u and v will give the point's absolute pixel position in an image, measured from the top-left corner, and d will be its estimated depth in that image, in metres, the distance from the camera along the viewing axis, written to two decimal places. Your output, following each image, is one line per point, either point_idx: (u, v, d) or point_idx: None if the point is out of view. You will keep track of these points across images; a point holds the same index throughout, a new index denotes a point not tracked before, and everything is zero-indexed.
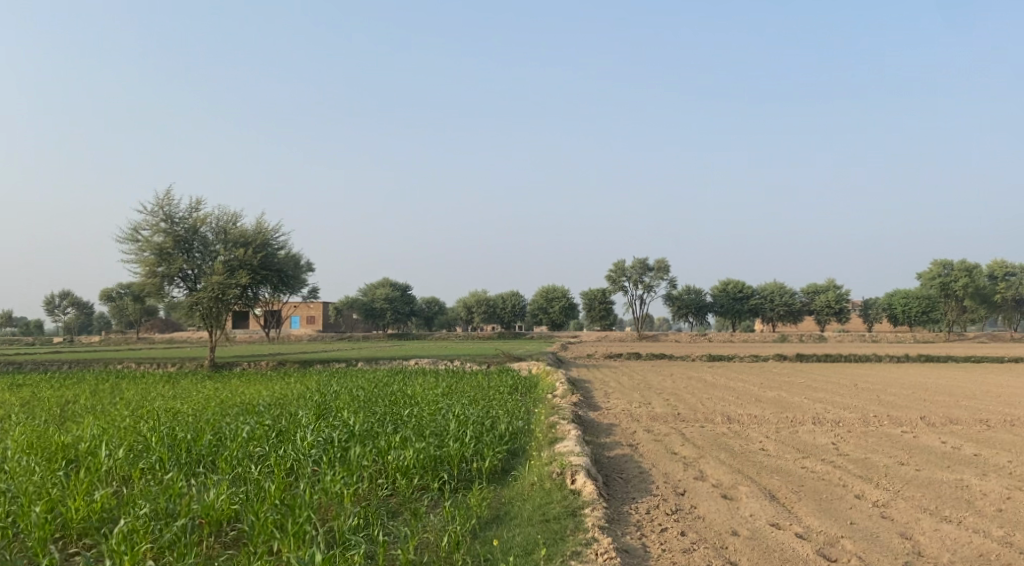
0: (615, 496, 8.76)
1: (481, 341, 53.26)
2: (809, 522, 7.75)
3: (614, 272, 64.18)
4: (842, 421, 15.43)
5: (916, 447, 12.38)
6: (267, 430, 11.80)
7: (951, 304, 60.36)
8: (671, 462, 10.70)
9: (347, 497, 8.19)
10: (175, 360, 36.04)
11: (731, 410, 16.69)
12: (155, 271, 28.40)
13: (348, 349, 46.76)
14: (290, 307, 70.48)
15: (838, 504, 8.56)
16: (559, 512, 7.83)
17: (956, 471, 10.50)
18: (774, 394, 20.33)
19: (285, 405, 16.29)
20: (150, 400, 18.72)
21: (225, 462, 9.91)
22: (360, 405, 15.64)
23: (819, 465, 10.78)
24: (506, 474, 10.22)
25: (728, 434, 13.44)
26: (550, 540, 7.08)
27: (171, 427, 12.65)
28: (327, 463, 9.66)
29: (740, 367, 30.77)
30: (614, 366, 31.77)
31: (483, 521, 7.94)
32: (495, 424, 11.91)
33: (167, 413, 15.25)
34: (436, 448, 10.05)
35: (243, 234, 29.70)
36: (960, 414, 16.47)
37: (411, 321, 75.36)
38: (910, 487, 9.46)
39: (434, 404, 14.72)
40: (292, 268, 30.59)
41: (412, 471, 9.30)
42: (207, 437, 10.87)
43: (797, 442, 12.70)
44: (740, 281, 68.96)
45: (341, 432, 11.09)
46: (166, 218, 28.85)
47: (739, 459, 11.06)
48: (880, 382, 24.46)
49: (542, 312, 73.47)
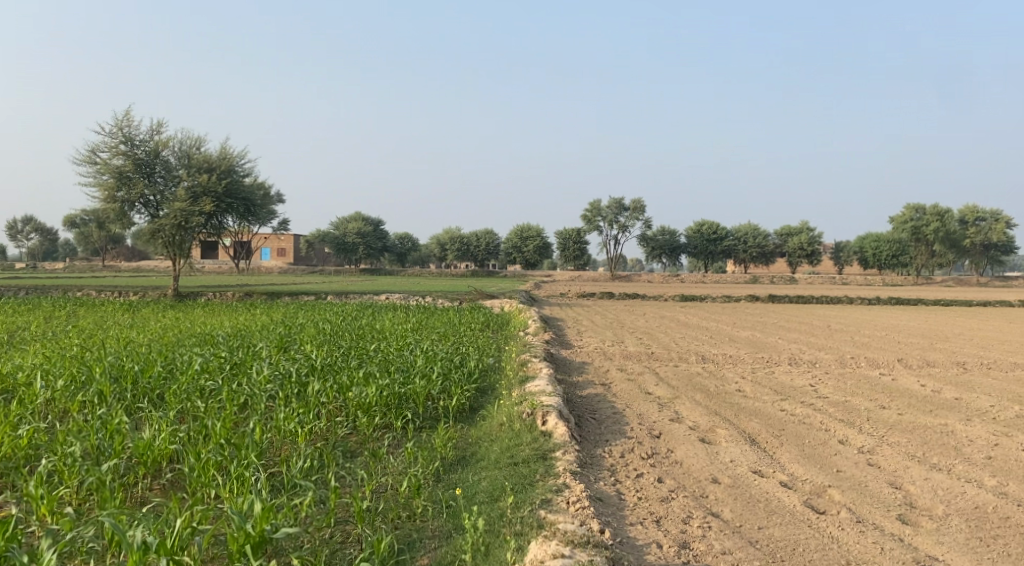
0: (588, 438, 8.25)
1: (453, 278, 52.71)
2: (794, 470, 7.32)
3: (589, 212, 63.42)
4: (818, 362, 15.14)
5: (896, 390, 12.06)
6: (222, 362, 11.16)
7: (921, 248, 60.78)
8: (646, 403, 10.20)
9: (302, 438, 7.56)
10: (138, 288, 35.10)
11: (706, 350, 16.33)
12: (115, 196, 27.13)
13: (317, 281, 45.96)
14: (260, 239, 69.14)
15: (822, 450, 8.15)
16: (529, 455, 7.28)
17: (939, 416, 10.16)
18: (748, 334, 20.07)
19: (245, 336, 15.57)
20: (105, 329, 17.89)
21: (174, 398, 9.24)
22: (325, 339, 15.02)
23: (799, 408, 10.37)
24: (473, 412, 9.67)
25: (703, 374, 13.04)
26: (518, 486, 6.53)
27: (120, 357, 11.92)
28: (283, 400, 9.02)
29: (712, 307, 30.62)
30: (587, 305, 31.38)
31: (447, 463, 7.41)
32: (465, 360, 11.36)
33: (121, 342, 14.48)
34: (400, 384, 9.44)
35: (207, 159, 28.46)
36: (936, 357, 16.31)
37: (383, 257, 74.37)
38: (894, 432, 9.07)
39: (402, 340, 14.13)
40: (258, 197, 29.51)
41: (373, 409, 8.71)
42: (156, 369, 10.18)
43: (774, 383, 12.31)
44: (713, 222, 68.25)
45: (301, 366, 10.46)
46: (127, 140, 27.46)
47: (716, 401, 10.60)
48: (853, 323, 24.36)
49: (516, 251, 72.67)
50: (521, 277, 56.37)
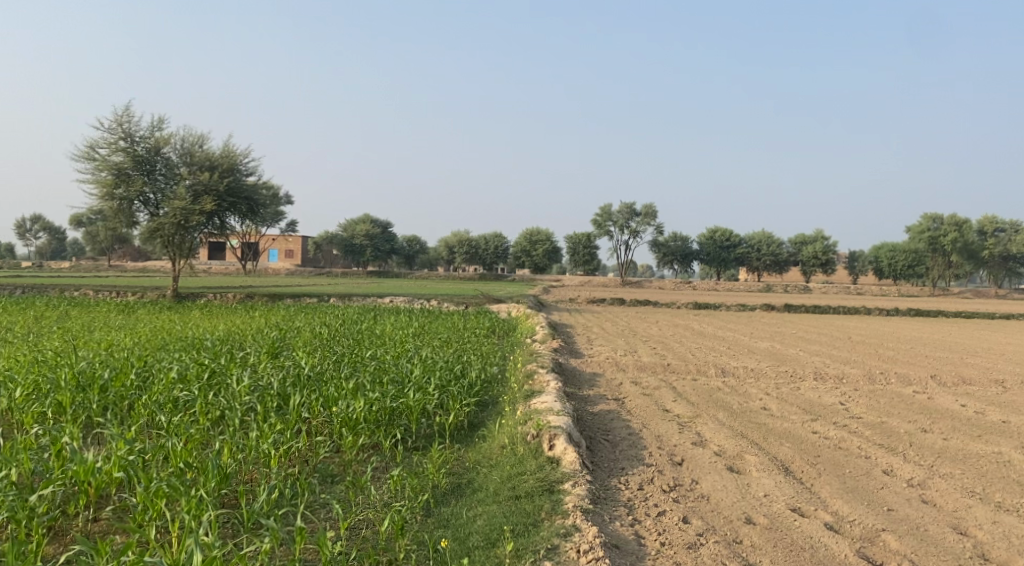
0: (600, 466, 7.28)
1: (461, 282, 51.90)
2: (838, 507, 6.35)
3: (600, 216, 62.44)
4: (845, 377, 14.13)
5: (935, 411, 11.05)
6: (201, 370, 10.23)
7: (938, 259, 59.46)
8: (663, 422, 9.24)
9: (276, 460, 6.65)
10: (138, 288, 34.26)
11: (724, 362, 15.35)
12: (114, 193, 26.34)
13: (322, 284, 45.15)
14: (268, 240, 68.74)
15: (866, 482, 7.15)
16: (532, 488, 6.34)
17: (990, 442, 9.17)
18: (766, 345, 19.03)
19: (237, 341, 14.66)
20: (92, 331, 17.04)
21: (142, 411, 8.32)
22: (319, 345, 14.12)
23: (832, 430, 9.37)
24: (473, 431, 8.73)
25: (723, 389, 12.06)
26: (519, 529, 5.61)
27: (92, 362, 11.02)
28: (261, 415, 8.10)
29: (726, 316, 29.62)
30: (597, 311, 30.40)
31: (440, 493, 6.49)
32: (466, 370, 10.44)
33: (104, 346, 13.59)
34: (392, 398, 8.52)
35: (209, 157, 27.63)
36: (971, 373, 15.27)
37: (391, 259, 73.58)
38: (944, 462, 8.08)
39: (401, 346, 13.19)
40: (261, 196, 28.62)
41: (360, 426, 7.79)
42: (129, 378, 9.29)
43: (801, 400, 11.30)
44: (726, 228, 67.01)
45: (287, 377, 9.56)
46: (127, 136, 26.70)
47: (741, 420, 9.63)
48: (875, 335, 23.31)
49: (524, 255, 71.65)
50: (530, 282, 55.44)
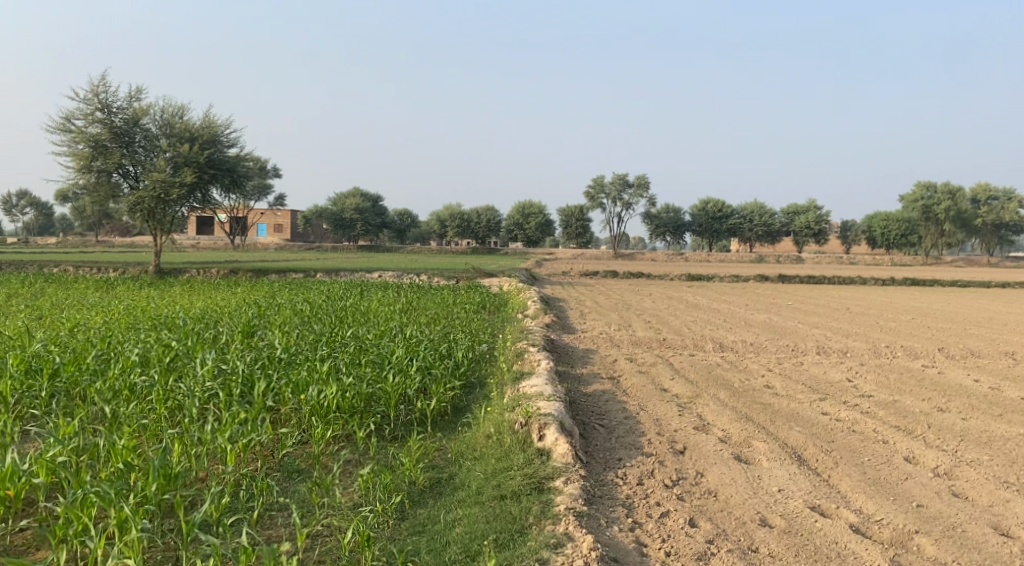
0: (595, 457, 6.57)
1: (451, 256, 51.02)
2: (864, 504, 5.66)
3: (592, 187, 61.45)
4: (850, 351, 13.44)
5: (948, 386, 10.37)
6: (163, 351, 9.41)
7: (930, 227, 58.41)
8: (663, 403, 8.54)
9: (233, 455, 5.91)
10: (119, 264, 33.24)
11: (722, 336, 14.62)
12: (91, 166, 25.32)
13: (311, 257, 44.23)
14: (256, 214, 67.52)
15: (888, 473, 6.46)
16: (520, 486, 5.64)
17: (1011, 421, 8.51)
18: (765, 318, 18.33)
19: (212, 320, 13.82)
20: (60, 310, 16.16)
21: (92, 401, 7.56)
22: (298, 323, 13.31)
23: (843, 411, 8.67)
24: (457, 416, 8.04)
25: (724, 365, 11.35)
26: (504, 538, 4.93)
27: (47, 343, 10.17)
28: (222, 405, 7.36)
29: (721, 287, 28.92)
30: (591, 284, 29.67)
31: (417, 491, 5.76)
32: (451, 348, 9.68)
33: (68, 326, 12.75)
34: (370, 382, 7.78)
35: (189, 129, 26.49)
36: (980, 345, 14.59)
37: (382, 234, 72.57)
38: (968, 446, 7.39)
39: (385, 324, 12.41)
40: (245, 167, 27.59)
41: (331, 416, 7.04)
42: (82, 361, 8.52)
43: (807, 378, 10.60)
44: (719, 199, 66.20)
45: (254, 359, 8.78)
46: (103, 107, 25.60)
47: (744, 401, 8.92)
48: (874, 305, 22.63)
49: (518, 228, 71.14)
50: (523, 255, 54.57)
